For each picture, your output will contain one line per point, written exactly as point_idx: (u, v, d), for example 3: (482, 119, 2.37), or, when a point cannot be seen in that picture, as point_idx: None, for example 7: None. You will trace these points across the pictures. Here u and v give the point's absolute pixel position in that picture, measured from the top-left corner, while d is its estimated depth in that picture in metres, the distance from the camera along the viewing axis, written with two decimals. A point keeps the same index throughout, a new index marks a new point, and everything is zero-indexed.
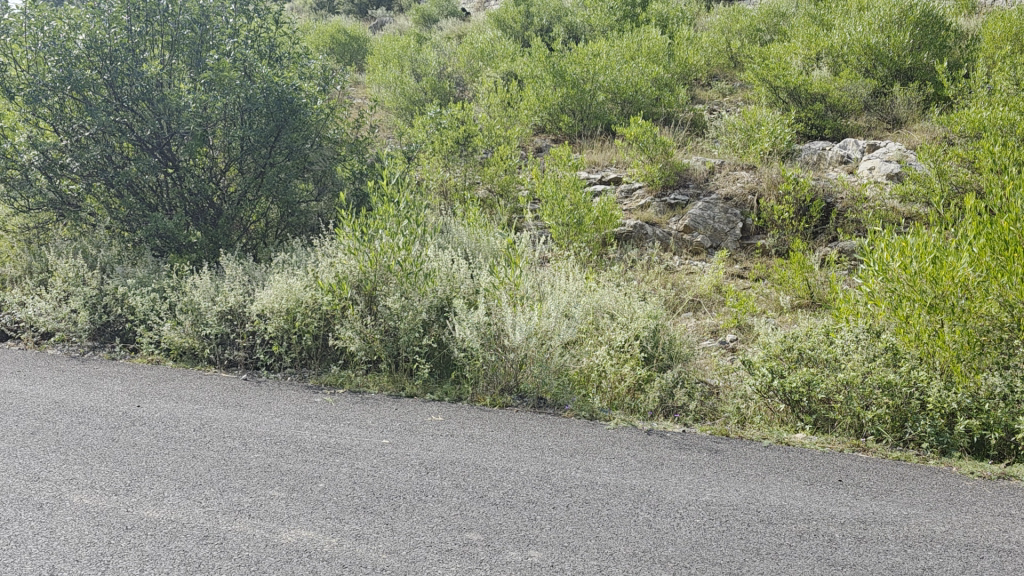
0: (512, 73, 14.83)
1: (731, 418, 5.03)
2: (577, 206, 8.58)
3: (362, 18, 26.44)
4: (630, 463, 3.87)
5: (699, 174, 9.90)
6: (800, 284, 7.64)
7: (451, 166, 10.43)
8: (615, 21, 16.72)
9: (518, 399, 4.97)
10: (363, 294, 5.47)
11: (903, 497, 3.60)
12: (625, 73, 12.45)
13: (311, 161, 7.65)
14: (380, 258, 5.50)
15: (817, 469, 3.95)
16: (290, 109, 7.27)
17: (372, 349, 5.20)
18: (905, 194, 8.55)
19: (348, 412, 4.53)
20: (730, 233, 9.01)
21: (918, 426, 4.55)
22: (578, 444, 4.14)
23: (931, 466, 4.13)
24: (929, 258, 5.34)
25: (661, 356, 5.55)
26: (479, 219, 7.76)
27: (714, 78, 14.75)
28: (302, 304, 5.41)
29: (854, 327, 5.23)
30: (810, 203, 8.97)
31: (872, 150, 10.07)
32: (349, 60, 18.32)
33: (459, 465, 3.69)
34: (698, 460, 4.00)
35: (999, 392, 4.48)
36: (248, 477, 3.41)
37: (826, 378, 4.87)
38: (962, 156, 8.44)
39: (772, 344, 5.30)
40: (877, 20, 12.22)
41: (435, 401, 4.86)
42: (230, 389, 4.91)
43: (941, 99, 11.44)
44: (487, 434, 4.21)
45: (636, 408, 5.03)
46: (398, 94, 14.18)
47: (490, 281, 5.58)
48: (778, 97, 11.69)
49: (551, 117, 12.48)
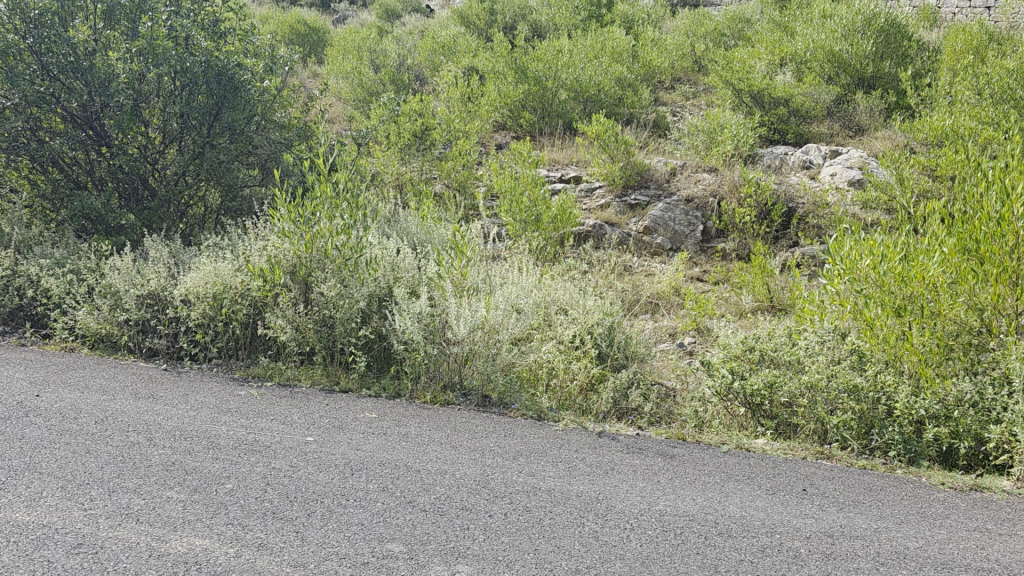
0: (473, 68, 14.43)
1: (688, 421, 4.75)
2: (536, 202, 8.24)
3: (324, 12, 25.80)
4: (579, 467, 3.54)
5: (660, 174, 9.63)
6: (760, 287, 7.40)
7: (407, 160, 10.02)
8: (580, 21, 16.44)
9: (461, 397, 4.62)
10: (298, 280, 5.05)
11: (872, 509, 3.31)
12: (588, 71, 12.16)
13: (255, 144, 7.23)
14: (316, 242, 5.08)
15: (780, 477, 3.65)
16: (231, 87, 6.87)
17: (305, 340, 4.81)
18: (866, 200, 8.34)
19: (274, 406, 4.14)
20: (690, 236, 8.75)
21: (885, 434, 4.28)
22: (522, 446, 3.79)
23: (900, 476, 3.86)
24: (898, 258, 5.12)
25: (615, 355, 5.26)
26: (431, 212, 7.39)
27: (678, 81, 14.51)
28: (229, 289, 4.99)
29: (819, 328, 4.97)
30: (771, 207, 8.75)
31: (833, 156, 9.92)
32: (308, 49, 17.74)
33: (389, 466, 3.33)
34: (652, 465, 3.68)
35: (968, 399, 4.26)
36: (145, 476, 3.01)
37: (789, 380, 4.59)
38: (923, 163, 8.28)
39: (732, 344, 5.02)
40: (840, 28, 12.12)
41: (371, 397, 4.49)
42: (146, 379, 4.48)
43: (903, 108, 11.31)
44: (424, 434, 3.85)
45: (587, 409, 4.74)
46: (356, 85, 13.69)
47: (435, 271, 5.21)
48: (742, 101, 11.43)
49: (512, 114, 12.12)
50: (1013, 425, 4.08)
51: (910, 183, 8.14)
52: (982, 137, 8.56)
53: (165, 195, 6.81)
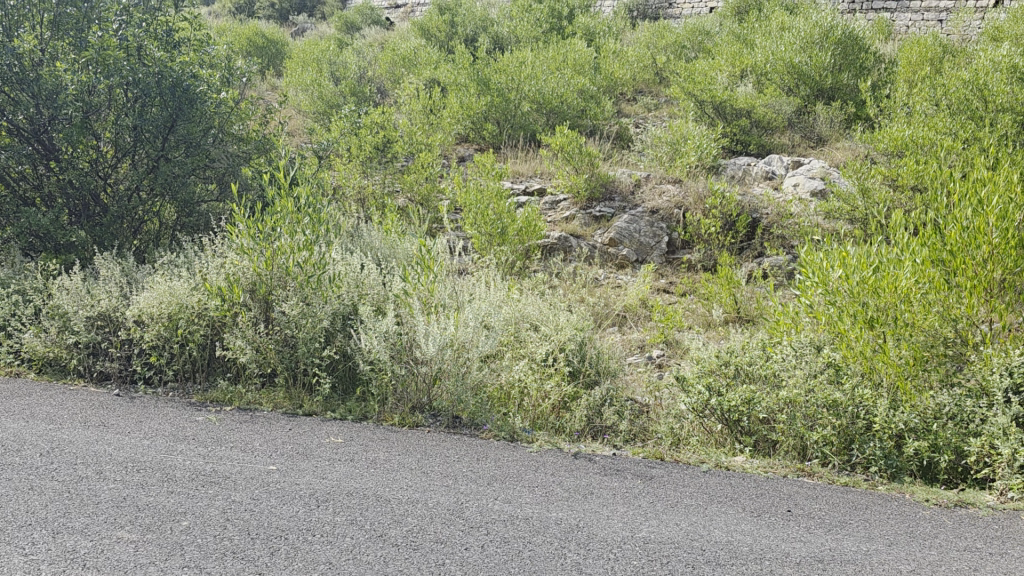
0: (434, 80, 14.28)
1: (664, 439, 4.63)
2: (501, 215, 8.10)
3: (282, 24, 25.46)
4: (556, 492, 3.38)
5: (624, 186, 9.55)
6: (727, 298, 7.32)
7: (369, 173, 9.82)
8: (541, 33, 16.37)
9: (431, 418, 4.45)
10: (258, 298, 4.85)
11: (860, 530, 3.21)
12: (550, 83, 12.09)
13: (211, 158, 7.00)
14: (276, 259, 4.88)
15: (763, 497, 3.53)
16: (187, 99, 6.62)
17: (266, 361, 4.60)
18: (829, 210, 8.30)
19: (234, 432, 3.93)
20: (656, 247, 8.66)
21: (866, 449, 4.19)
22: (497, 470, 3.63)
23: (883, 493, 3.76)
24: (872, 269, 5.05)
25: (587, 371, 5.14)
26: (395, 226, 7.22)
27: (639, 92, 14.50)
28: (185, 309, 4.76)
29: (794, 341, 4.87)
30: (736, 218, 8.71)
31: (796, 167, 9.93)
32: (266, 62, 17.43)
33: (357, 496, 3.15)
34: (632, 487, 3.54)
35: (947, 412, 4.21)
36: (93, 515, 2.79)
37: (767, 396, 4.48)
38: (886, 174, 8.22)
39: (707, 359, 4.90)
40: (798, 40, 12.19)
41: (336, 420, 4.30)
42: (97, 406, 4.23)
43: (862, 119, 11.38)
44: (393, 459, 3.68)
45: (560, 428, 4.60)
46: (315, 97, 13.45)
47: (401, 287, 5.03)
48: (704, 112, 11.41)
49: (475, 126, 11.96)
50: (994, 437, 4.02)
51: (873, 194, 8.13)
52: (943, 148, 8.56)
53: (117, 211, 6.53)
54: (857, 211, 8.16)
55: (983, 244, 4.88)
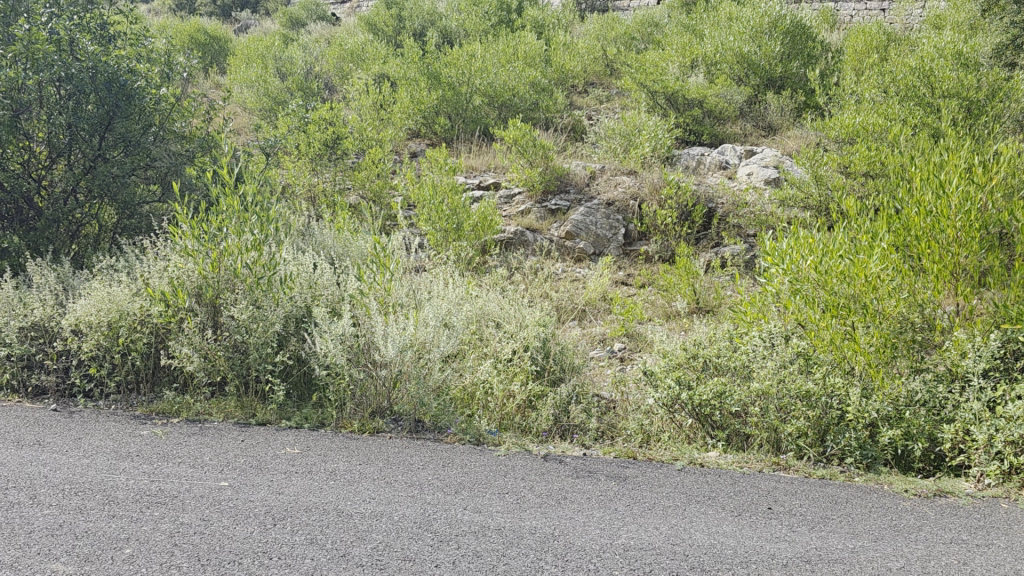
0: (383, 74, 13.99)
1: (634, 436, 4.50)
2: (455, 210, 7.90)
3: (225, 20, 24.85)
4: (528, 498, 3.21)
5: (580, 178, 9.41)
6: (686, 289, 7.21)
7: (319, 171, 9.53)
8: (490, 26, 16.14)
9: (392, 423, 4.26)
10: (204, 303, 4.59)
11: (844, 526, 3.10)
12: (501, 76, 11.89)
13: (152, 157, 6.67)
14: (224, 261, 4.62)
15: (741, 495, 3.40)
16: (123, 95, 6.33)
17: (215, 369, 4.35)
18: (783, 198, 8.22)
19: (182, 446, 3.69)
20: (614, 239, 8.55)
21: (841, 440, 4.09)
22: (465, 477, 3.44)
23: (862, 485, 3.66)
24: (837, 255, 4.93)
25: (552, 368, 5.00)
26: (348, 224, 6.98)
27: (591, 84, 14.39)
28: (126, 316, 4.47)
29: (763, 330, 4.73)
30: (692, 208, 8.63)
31: (749, 156, 9.91)
32: (208, 60, 16.93)
33: (316, 512, 2.95)
34: (606, 490, 3.38)
35: (919, 399, 4.14)
36: (25, 546, 2.55)
37: (738, 388, 4.35)
38: (838, 161, 8.09)
39: (674, 352, 4.76)
40: (747, 29, 12.17)
41: (292, 429, 4.09)
42: (32, 423, 3.95)
43: (812, 108, 11.39)
44: (354, 469, 3.47)
45: (527, 429, 4.43)
46: (261, 94, 13.07)
47: (356, 287, 4.82)
48: (656, 103, 11.32)
49: (426, 121, 11.72)
50: (967, 424, 3.96)
51: (827, 180, 8.06)
52: (892, 134, 8.50)
53: (51, 214, 6.17)
54: (811, 198, 8.11)
55: (946, 228, 4.79)
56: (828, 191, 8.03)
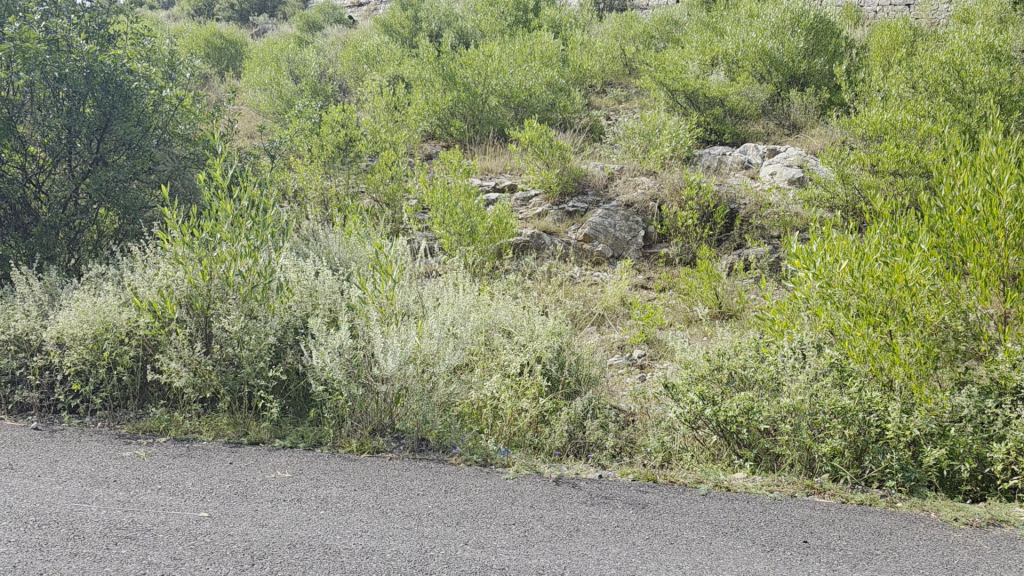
0: (398, 76, 13.70)
1: (655, 454, 4.19)
2: (469, 214, 7.59)
3: (242, 25, 24.60)
4: (536, 531, 2.91)
5: (597, 180, 9.10)
6: (708, 293, 6.88)
7: (332, 174, 9.24)
8: (507, 26, 15.82)
9: (393, 443, 3.98)
10: (194, 313, 4.34)
11: (890, 564, 2.77)
12: (518, 76, 11.57)
13: (155, 160, 6.41)
14: (215, 268, 4.35)
15: (773, 526, 3.08)
16: (120, 95, 6.05)
17: (205, 384, 4.09)
18: (809, 199, 7.86)
19: (165, 470, 3.42)
20: (633, 242, 8.23)
21: (881, 460, 3.75)
22: (468, 505, 3.14)
23: (906, 513, 3.33)
24: (873, 259, 4.55)
25: (566, 381, 4.72)
26: (357, 228, 6.69)
27: (609, 84, 14.05)
28: (112, 328, 4.23)
29: (793, 340, 4.38)
30: (713, 209, 8.30)
31: (772, 155, 9.55)
32: (224, 65, 16.67)
33: (301, 548, 2.67)
34: (624, 520, 3.07)
35: (966, 416, 3.81)
36: None
37: (767, 403, 4.02)
38: (865, 159, 7.65)
39: (697, 363, 4.45)
40: (769, 26, 11.75)
41: (286, 448, 3.82)
42: (8, 444, 3.69)
43: (837, 105, 11.00)
44: (348, 497, 3.18)
45: (539, 446, 4.14)
46: (274, 97, 12.81)
47: (357, 295, 4.54)
48: (676, 102, 10.98)
49: (441, 123, 11.43)
50: (1020, 444, 3.62)
51: (854, 179, 7.68)
52: (921, 131, 8.09)
53: (48, 220, 5.91)
54: (838, 198, 7.74)
55: (994, 229, 4.37)
56: (856, 191, 7.65)
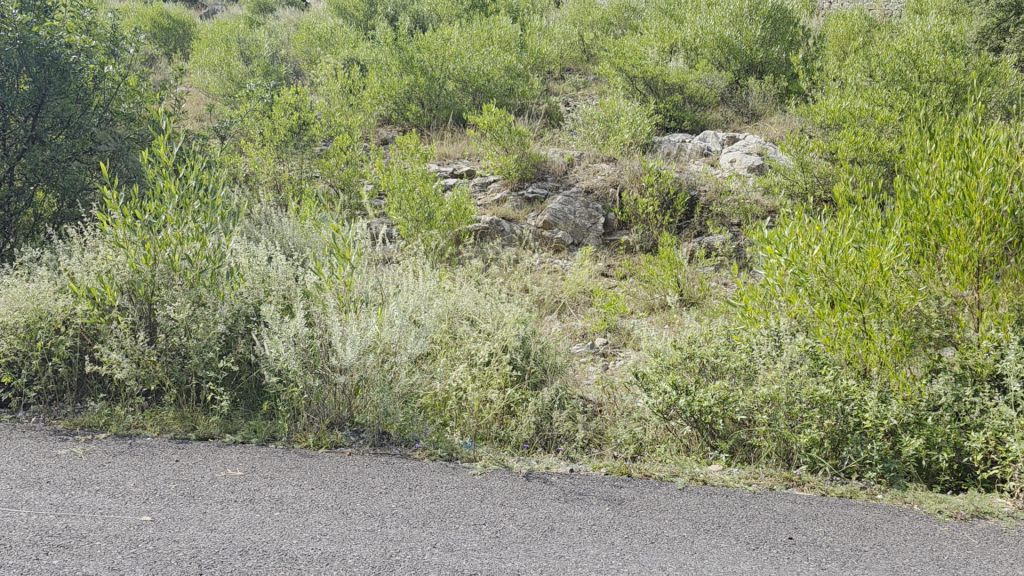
0: (353, 59, 13.33)
1: (626, 445, 4.03)
2: (427, 199, 7.32)
3: (190, 5, 23.82)
4: (508, 531, 2.73)
5: (557, 166, 8.92)
6: (669, 280, 6.73)
7: (285, 158, 8.90)
8: (463, 11, 15.51)
9: (353, 436, 3.76)
10: (137, 300, 4.08)
11: (880, 561, 2.64)
12: (476, 60, 11.29)
13: (96, 140, 5.96)
14: (160, 252, 4.08)
15: (756, 521, 2.94)
16: (56, 70, 5.63)
17: (149, 376, 3.84)
18: (767, 186, 7.75)
19: (104, 468, 3.16)
20: (592, 229, 8.07)
21: (861, 451, 3.64)
22: (435, 504, 2.95)
23: (890, 506, 3.21)
24: (847, 244, 4.42)
25: (532, 370, 4.56)
26: (312, 212, 6.40)
27: (567, 70, 13.87)
28: (46, 317, 3.94)
29: (766, 327, 4.26)
30: (673, 196, 8.17)
31: (731, 142, 9.46)
32: (173, 46, 15.97)
33: (254, 555, 2.45)
34: (601, 517, 2.90)
35: (944, 404, 3.72)
36: None
37: (742, 393, 3.88)
38: (824, 146, 7.61)
39: (667, 352, 4.30)
40: (727, 13, 11.61)
41: (237, 444, 3.58)
42: None
43: (795, 93, 10.95)
44: (305, 497, 2.95)
45: (506, 439, 3.96)
46: (224, 78, 12.36)
47: (312, 281, 4.29)
48: (635, 88, 10.83)
49: (397, 107, 11.12)
50: (998, 433, 3.54)
51: (813, 167, 7.60)
52: (879, 119, 7.99)
53: None
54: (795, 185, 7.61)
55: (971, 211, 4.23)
56: (815, 178, 7.58)
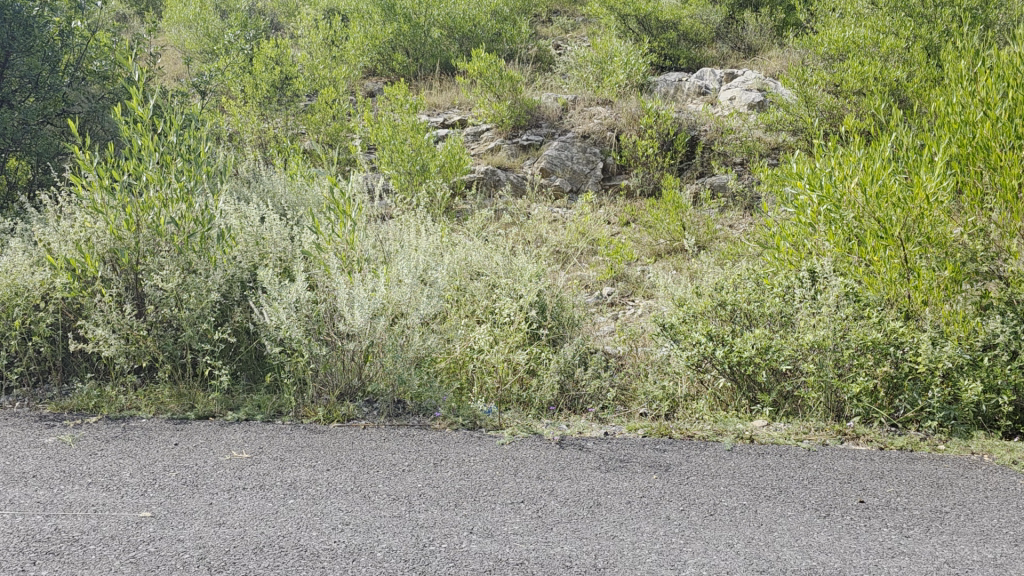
0: (333, 10, 12.73)
1: (657, 401, 3.74)
2: (419, 150, 6.92)
3: None
4: (551, 510, 2.45)
5: (551, 112, 8.51)
6: (674, 225, 6.38)
7: (268, 116, 8.45)
8: None
9: (366, 407, 3.48)
10: (121, 270, 3.75)
11: (966, 524, 2.37)
12: (460, 4, 10.77)
13: (68, 102, 5.53)
14: (144, 215, 3.76)
15: (819, 484, 2.66)
16: (19, 25, 5.16)
17: (139, 352, 3.53)
18: (771, 122, 7.33)
19: (98, 457, 2.87)
20: (591, 174, 7.70)
21: (917, 399, 3.39)
22: (466, 481, 2.66)
23: (958, 458, 2.95)
24: (887, 174, 4.08)
25: (549, 325, 4.28)
26: (301, 168, 6.02)
27: (554, 13, 13.31)
28: (24, 293, 3.62)
29: (802, 267, 3.97)
30: (674, 137, 7.80)
31: (730, 79, 9.05)
32: (144, 4, 15.03)
33: (270, 553, 2.15)
34: (650, 488, 2.62)
35: (1002, 344, 3.43)
36: None
37: (784, 341, 3.59)
38: (828, 79, 7.16)
39: (693, 301, 4.00)
40: None
41: (240, 422, 3.28)
42: None
43: (793, 26, 10.52)
44: (320, 480, 2.66)
45: (528, 402, 3.67)
46: (201, 34, 11.77)
47: (311, 240, 3.97)
48: (627, 28, 10.19)
49: (382, 58, 10.61)
50: None
51: (817, 101, 7.14)
52: (884, 47, 7.43)
53: None
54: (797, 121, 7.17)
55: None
56: (819, 113, 7.15)
